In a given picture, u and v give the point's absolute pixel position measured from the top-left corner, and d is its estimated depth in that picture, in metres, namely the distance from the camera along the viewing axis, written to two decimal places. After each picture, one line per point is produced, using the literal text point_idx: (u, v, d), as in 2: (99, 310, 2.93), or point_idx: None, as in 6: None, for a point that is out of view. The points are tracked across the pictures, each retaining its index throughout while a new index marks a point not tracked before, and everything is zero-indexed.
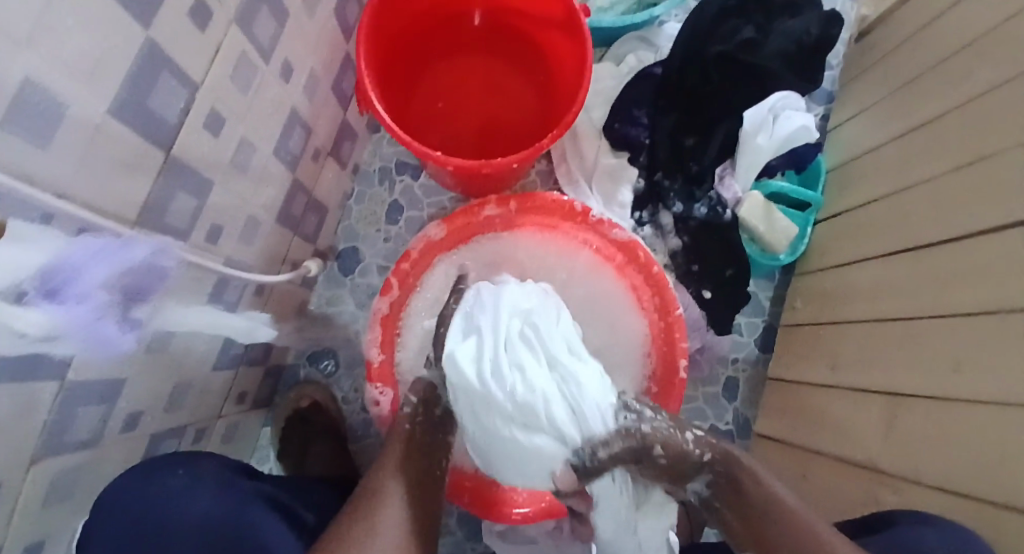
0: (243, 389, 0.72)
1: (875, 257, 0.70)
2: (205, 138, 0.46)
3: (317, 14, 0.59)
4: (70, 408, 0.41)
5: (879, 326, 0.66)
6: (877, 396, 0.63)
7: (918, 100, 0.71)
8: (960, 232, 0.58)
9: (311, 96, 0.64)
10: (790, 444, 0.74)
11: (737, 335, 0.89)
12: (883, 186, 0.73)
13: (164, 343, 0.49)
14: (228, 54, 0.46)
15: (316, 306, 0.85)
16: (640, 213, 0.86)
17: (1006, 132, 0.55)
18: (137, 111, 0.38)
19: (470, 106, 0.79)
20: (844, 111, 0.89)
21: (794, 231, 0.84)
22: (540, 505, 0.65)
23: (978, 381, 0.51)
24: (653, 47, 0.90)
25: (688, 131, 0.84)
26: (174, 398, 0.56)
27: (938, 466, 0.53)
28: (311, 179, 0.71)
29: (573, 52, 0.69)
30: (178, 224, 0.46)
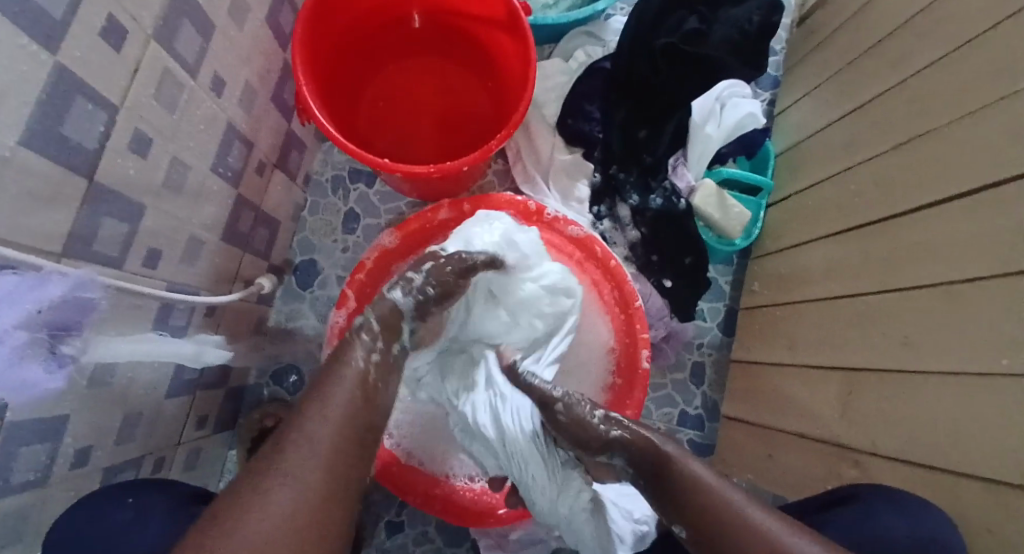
0: (201, 413, 0.70)
1: (825, 237, 0.71)
2: (130, 160, 0.45)
3: (246, 24, 0.57)
4: (10, 449, 0.39)
5: (830, 304, 0.67)
6: (832, 374, 0.64)
7: (858, 81, 0.73)
8: (900, 208, 0.59)
9: (249, 108, 0.62)
10: (756, 425, 0.76)
11: (699, 321, 0.91)
12: (829, 166, 0.75)
13: (108, 375, 0.48)
14: (149, 71, 0.44)
15: (275, 322, 0.83)
16: (598, 207, 0.86)
17: (940, 109, 0.57)
18: (51, 140, 0.37)
19: (419, 110, 0.78)
20: (789, 95, 0.91)
21: (747, 215, 0.85)
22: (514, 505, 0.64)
23: (922, 352, 0.53)
24: (600, 41, 0.91)
25: (639, 123, 0.85)
26: (124, 430, 0.54)
27: (893, 437, 0.54)
28: (257, 193, 0.70)
29: (516, 50, 0.69)
30: (108, 251, 0.45)
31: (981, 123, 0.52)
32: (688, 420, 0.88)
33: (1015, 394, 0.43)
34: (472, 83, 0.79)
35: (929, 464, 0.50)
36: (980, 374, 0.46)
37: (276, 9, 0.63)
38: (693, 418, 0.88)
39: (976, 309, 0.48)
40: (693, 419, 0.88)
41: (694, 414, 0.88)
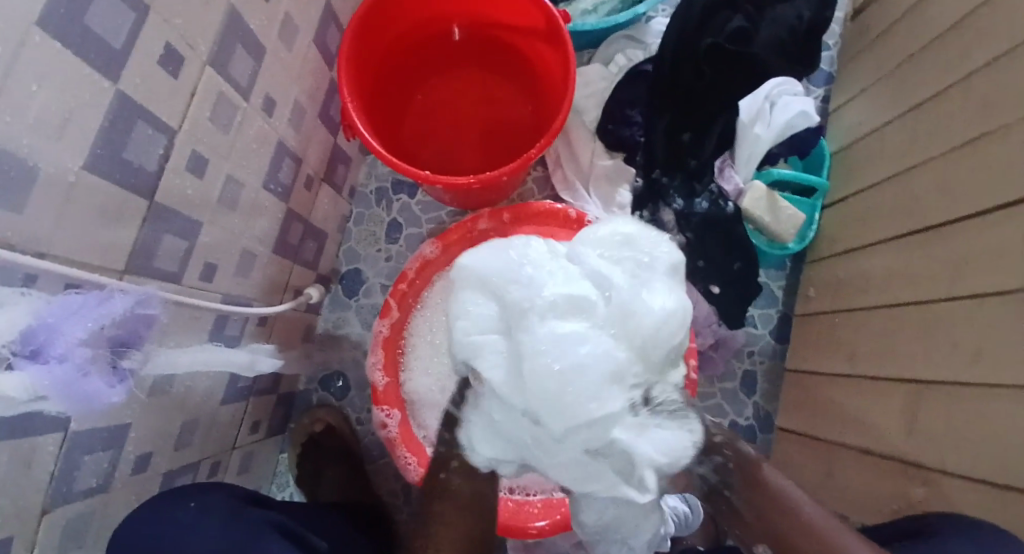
0: (254, 419, 0.73)
1: (888, 241, 0.67)
2: (187, 180, 0.47)
3: (295, 46, 0.60)
4: (75, 457, 0.42)
5: (894, 313, 0.63)
6: (896, 385, 0.60)
7: (917, 75, 0.68)
8: (971, 211, 0.55)
9: (297, 126, 0.64)
10: (814, 438, 0.72)
11: (750, 328, 0.87)
12: (888, 166, 0.70)
13: (166, 385, 0.50)
14: (205, 95, 0.47)
15: (323, 330, 0.85)
16: (641, 213, 0.84)
17: (1013, 101, 0.52)
18: (113, 163, 0.39)
19: (460, 122, 0.79)
20: (845, 91, 0.86)
21: (801, 217, 0.81)
22: (557, 517, 0.63)
23: (998, 367, 0.49)
24: (642, 45, 0.89)
25: (685, 126, 0.81)
26: (182, 436, 0.57)
27: (963, 459, 0.51)
28: (305, 207, 0.72)
29: (557, 59, 0.68)
30: (167, 267, 0.47)
31: None
32: (739, 431, 0.85)
33: None
34: (513, 92, 0.79)
35: (1004, 488, 0.46)
36: None
37: (323, 30, 0.65)
38: (744, 428, 0.85)
39: None
40: (744, 430, 0.85)
41: (745, 425, 0.85)
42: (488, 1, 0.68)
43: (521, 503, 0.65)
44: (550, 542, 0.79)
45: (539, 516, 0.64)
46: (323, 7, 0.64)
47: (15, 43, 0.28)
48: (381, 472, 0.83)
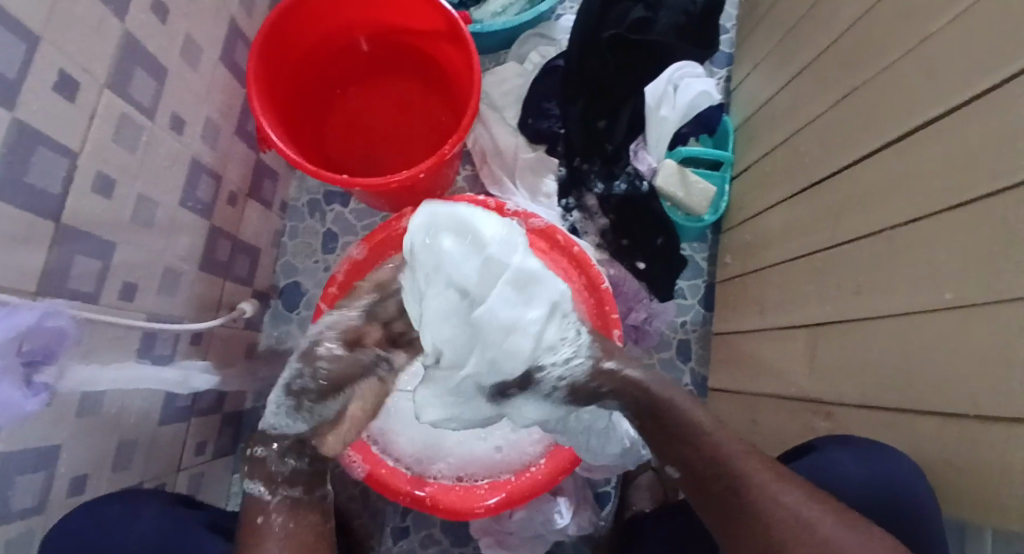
0: (200, 439, 0.73)
1: (783, 202, 0.73)
2: (96, 202, 0.48)
3: (200, 65, 0.61)
4: (8, 478, 0.42)
5: (792, 266, 0.69)
6: (799, 331, 0.66)
7: (796, 47, 0.75)
8: (842, 164, 0.61)
9: (212, 144, 0.66)
10: (742, 394, 0.77)
11: (681, 299, 0.92)
12: (780, 133, 0.76)
13: (96, 405, 0.51)
14: (106, 117, 0.48)
15: (266, 345, 0.86)
16: (566, 200, 0.88)
17: (870, 61, 0.59)
18: (16, 189, 0.40)
19: (381, 128, 0.81)
20: (742, 70, 0.93)
21: (712, 190, 0.87)
22: (505, 493, 0.65)
23: (873, 299, 0.54)
24: (552, 41, 0.93)
25: (598, 114, 0.86)
26: (120, 456, 0.57)
27: (855, 387, 0.56)
28: (232, 223, 0.73)
29: (462, 60, 0.72)
30: (84, 287, 0.48)
31: (900, 74, 0.54)
32: None
33: (954, 324, 0.44)
34: (431, 94, 0.82)
35: (887, 405, 0.52)
36: (925, 309, 0.47)
37: (230, 48, 0.67)
38: None
39: (915, 250, 0.49)
40: None
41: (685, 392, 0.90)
42: (393, 10, 0.71)
43: (472, 486, 0.67)
44: (517, 528, 0.80)
45: (488, 494, 0.66)
46: (227, 26, 0.66)
47: None
48: None
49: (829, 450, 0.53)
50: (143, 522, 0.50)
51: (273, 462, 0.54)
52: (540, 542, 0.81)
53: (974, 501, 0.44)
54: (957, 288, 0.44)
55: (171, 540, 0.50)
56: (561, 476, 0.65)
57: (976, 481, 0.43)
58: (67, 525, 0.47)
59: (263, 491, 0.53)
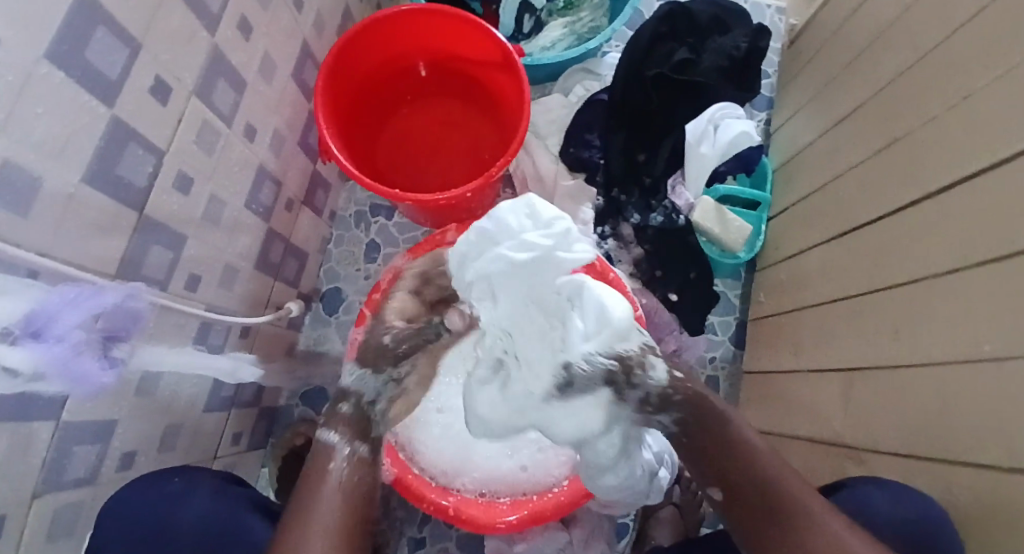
0: (236, 432, 0.76)
1: (821, 244, 0.73)
2: (174, 197, 0.52)
3: (274, 80, 0.66)
4: (68, 446, 0.46)
5: (828, 307, 0.69)
6: (833, 374, 0.66)
7: (838, 95, 0.77)
8: (883, 211, 0.61)
9: (277, 152, 0.71)
10: (775, 434, 0.76)
11: (711, 335, 0.93)
12: (819, 177, 0.77)
13: (152, 388, 0.55)
14: (189, 121, 0.52)
15: (304, 347, 0.90)
16: (602, 228, 0.90)
17: (913, 112, 0.60)
18: (106, 178, 0.44)
19: (431, 148, 0.85)
20: (782, 114, 0.95)
21: (747, 228, 0.88)
22: (526, 511, 0.66)
23: (911, 346, 0.54)
24: (597, 76, 0.97)
25: (639, 147, 0.89)
26: (166, 439, 0.60)
27: (889, 433, 0.55)
28: (287, 227, 0.78)
29: (514, 87, 0.75)
30: (155, 275, 0.52)
31: (945, 124, 0.55)
32: None
33: (992, 375, 0.44)
34: (481, 120, 0.86)
35: (925, 454, 0.51)
36: (965, 360, 0.47)
37: (300, 67, 0.72)
38: None
39: (954, 299, 0.50)
40: None
41: None
42: (452, 38, 0.76)
43: (493, 503, 0.68)
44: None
45: (509, 512, 0.67)
46: (300, 47, 0.71)
47: (26, 72, 0.34)
48: None
49: (859, 487, 0.54)
50: (198, 499, 0.55)
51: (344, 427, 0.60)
52: None
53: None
54: (995, 339, 0.44)
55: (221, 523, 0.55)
56: (582, 500, 0.66)
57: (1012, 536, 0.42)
58: (124, 497, 0.52)
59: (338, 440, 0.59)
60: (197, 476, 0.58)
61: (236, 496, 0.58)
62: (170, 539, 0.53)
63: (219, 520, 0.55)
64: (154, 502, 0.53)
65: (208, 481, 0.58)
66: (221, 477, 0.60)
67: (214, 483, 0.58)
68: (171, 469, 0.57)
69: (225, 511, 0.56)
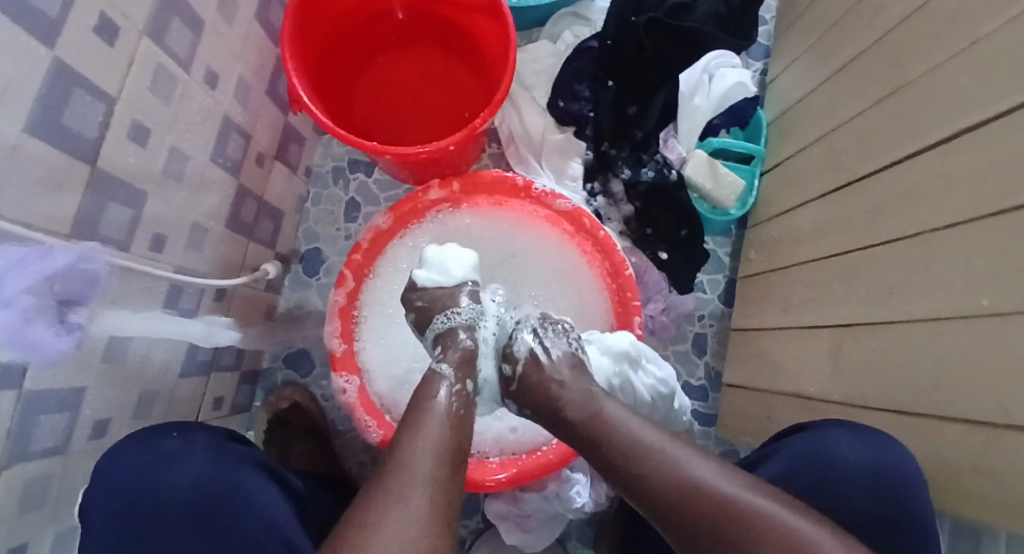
0: (217, 396, 0.74)
1: (815, 199, 0.72)
2: (131, 149, 0.48)
3: (236, 21, 0.61)
4: (33, 416, 0.43)
5: (820, 264, 0.68)
6: (823, 331, 0.65)
7: (838, 42, 0.73)
8: (882, 163, 0.59)
9: (244, 102, 0.66)
10: (761, 389, 0.76)
11: (699, 292, 0.92)
12: (815, 130, 0.75)
13: (121, 354, 0.52)
14: (143, 66, 0.48)
15: (284, 309, 0.87)
16: (592, 184, 0.87)
17: (917, 58, 0.57)
18: (51, 128, 0.40)
19: (411, 99, 0.81)
20: (778, 64, 0.91)
21: (740, 183, 0.85)
22: (515, 470, 0.66)
23: (905, 303, 0.53)
24: (587, 22, 0.91)
25: (629, 99, 0.85)
26: (141, 405, 0.58)
27: (878, 390, 0.55)
28: (259, 184, 0.73)
29: (498, 33, 0.71)
30: (114, 234, 0.49)
31: (949, 72, 0.52)
32: (691, 390, 0.89)
33: (987, 332, 0.43)
34: (462, 69, 0.81)
35: (915, 409, 0.51)
36: (958, 316, 0.46)
37: (265, 7, 0.66)
38: (697, 388, 0.90)
39: (951, 254, 0.49)
40: (696, 389, 0.90)
41: (697, 385, 0.90)
42: None
43: (483, 461, 0.68)
44: (534, 510, 0.79)
45: (498, 470, 0.66)
46: None
47: None
48: (348, 445, 0.85)
49: (823, 429, 0.57)
50: (192, 455, 0.53)
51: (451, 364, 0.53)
52: (557, 522, 0.80)
53: (996, 505, 0.43)
54: (993, 295, 0.43)
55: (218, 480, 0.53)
56: (572, 458, 0.65)
57: (997, 488, 0.43)
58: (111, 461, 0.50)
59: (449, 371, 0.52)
60: (194, 433, 0.55)
61: (237, 454, 0.55)
62: (165, 499, 0.51)
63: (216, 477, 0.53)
64: (144, 462, 0.51)
65: (205, 440, 0.55)
66: (222, 434, 0.57)
67: (210, 439, 0.55)
68: (171, 424, 0.55)
69: (222, 470, 0.53)
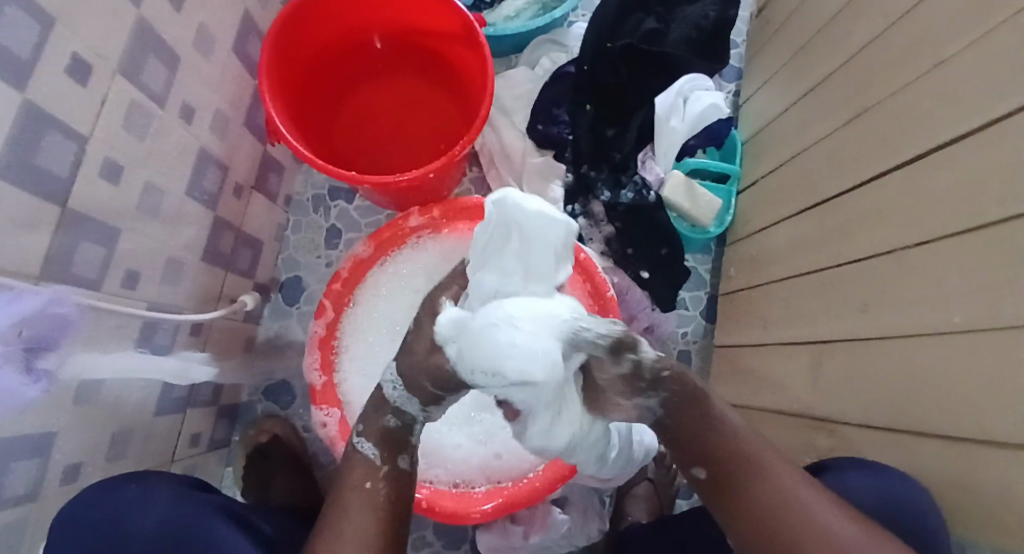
0: (195, 432, 0.72)
1: (790, 218, 0.73)
2: (104, 187, 0.48)
3: (213, 55, 0.61)
4: (2, 464, 0.42)
5: (798, 281, 0.69)
6: (802, 348, 0.66)
7: (807, 66, 0.75)
8: (855, 183, 0.61)
9: (221, 134, 0.65)
10: (745, 407, 0.77)
11: (683, 310, 0.93)
12: (788, 150, 0.77)
13: (94, 395, 0.51)
14: (116, 103, 0.47)
15: (265, 340, 0.86)
16: (572, 206, 0.87)
17: (884, 81, 0.59)
18: (22, 171, 0.39)
19: (391, 126, 0.81)
20: (750, 86, 0.94)
21: (717, 203, 0.87)
22: (501, 499, 0.65)
23: (880, 321, 0.54)
24: (564, 47, 0.92)
25: (607, 122, 0.86)
26: (115, 447, 0.57)
27: (858, 406, 0.56)
28: (237, 215, 0.73)
29: (476, 61, 0.71)
30: (86, 274, 0.48)
31: (915, 95, 0.54)
32: None
33: (961, 349, 0.44)
34: (441, 96, 0.81)
35: (893, 426, 0.52)
36: (931, 333, 0.47)
37: (243, 40, 0.66)
38: None
39: (922, 272, 0.50)
40: None
41: None
42: (408, 9, 0.71)
43: (470, 491, 0.67)
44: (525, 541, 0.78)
45: (484, 500, 0.65)
46: (240, 17, 0.65)
47: None
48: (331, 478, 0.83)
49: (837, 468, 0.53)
50: (156, 504, 0.50)
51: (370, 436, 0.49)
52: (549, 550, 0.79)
53: (977, 521, 0.44)
54: (965, 312, 0.44)
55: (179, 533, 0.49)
56: (557, 485, 0.65)
57: (977, 503, 0.43)
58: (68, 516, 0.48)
59: (374, 454, 0.48)
60: (155, 485, 0.52)
61: (200, 503, 0.52)
62: None
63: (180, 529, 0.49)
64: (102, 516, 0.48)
65: (168, 488, 0.52)
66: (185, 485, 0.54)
67: (173, 490, 0.52)
68: (128, 475, 0.53)
69: (186, 520, 0.50)
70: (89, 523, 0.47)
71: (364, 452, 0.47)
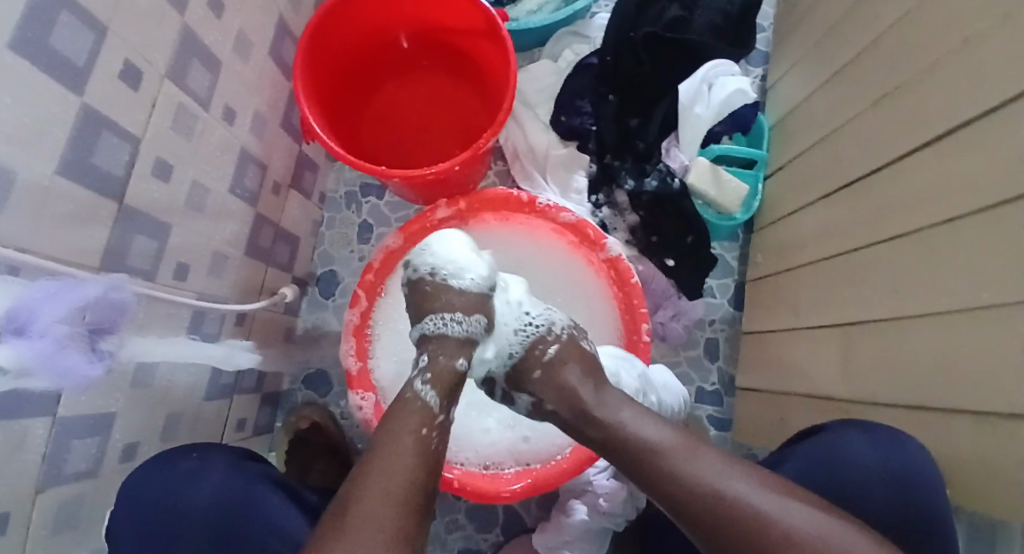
0: (240, 417, 0.77)
1: (818, 201, 0.72)
2: (155, 184, 0.52)
3: (250, 58, 0.64)
4: (65, 439, 0.46)
5: (827, 265, 0.68)
6: (831, 333, 0.66)
7: (835, 46, 0.74)
8: (886, 160, 0.60)
9: (259, 133, 0.69)
10: (775, 393, 0.76)
11: (710, 299, 0.92)
12: (816, 133, 0.76)
13: (149, 378, 0.55)
14: (164, 107, 0.51)
15: (302, 331, 0.90)
16: (596, 196, 0.88)
17: (915, 57, 0.58)
18: (83, 168, 0.43)
19: (419, 121, 0.83)
20: (777, 68, 0.92)
21: (745, 188, 0.86)
22: (530, 481, 0.67)
23: (911, 301, 0.54)
24: (587, 38, 0.93)
25: (630, 110, 0.87)
26: (167, 428, 0.61)
27: (890, 388, 0.55)
28: (275, 211, 0.77)
29: (499, 55, 0.73)
30: (140, 266, 0.51)
31: (949, 67, 0.52)
32: (706, 397, 0.89)
33: (997, 326, 0.43)
34: (466, 90, 0.83)
35: (932, 409, 0.51)
36: (967, 310, 0.46)
37: (277, 42, 0.70)
38: (711, 395, 0.90)
39: (955, 246, 0.49)
40: (711, 395, 0.90)
41: (711, 391, 0.90)
42: (435, 7, 0.73)
43: (499, 474, 0.69)
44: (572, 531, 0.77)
45: (513, 482, 0.67)
46: (275, 22, 0.69)
47: None
48: None
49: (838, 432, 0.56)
50: (208, 477, 0.56)
51: (435, 382, 0.50)
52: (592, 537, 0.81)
53: (1015, 502, 0.43)
54: (993, 289, 0.44)
55: (232, 500, 0.55)
56: (584, 469, 0.66)
57: (1012, 482, 0.42)
58: (131, 488, 0.52)
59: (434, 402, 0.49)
60: (210, 455, 0.58)
61: (251, 472, 0.58)
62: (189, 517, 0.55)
63: (232, 498, 0.55)
64: (163, 487, 0.54)
65: (220, 459, 0.58)
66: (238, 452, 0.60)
67: (227, 459, 0.58)
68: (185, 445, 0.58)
69: (238, 488, 0.56)
70: (152, 494, 0.54)
71: (426, 399, 0.49)
